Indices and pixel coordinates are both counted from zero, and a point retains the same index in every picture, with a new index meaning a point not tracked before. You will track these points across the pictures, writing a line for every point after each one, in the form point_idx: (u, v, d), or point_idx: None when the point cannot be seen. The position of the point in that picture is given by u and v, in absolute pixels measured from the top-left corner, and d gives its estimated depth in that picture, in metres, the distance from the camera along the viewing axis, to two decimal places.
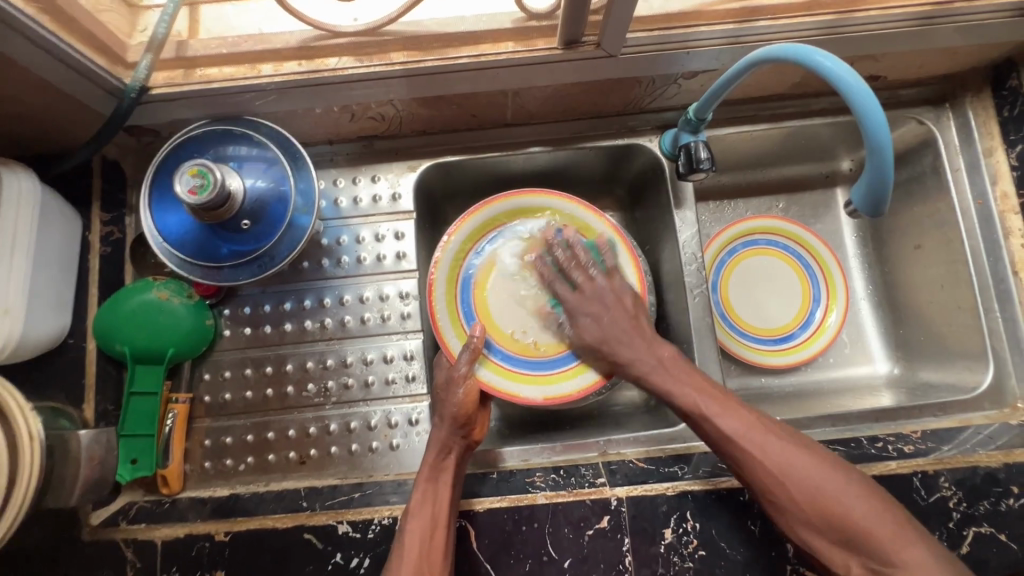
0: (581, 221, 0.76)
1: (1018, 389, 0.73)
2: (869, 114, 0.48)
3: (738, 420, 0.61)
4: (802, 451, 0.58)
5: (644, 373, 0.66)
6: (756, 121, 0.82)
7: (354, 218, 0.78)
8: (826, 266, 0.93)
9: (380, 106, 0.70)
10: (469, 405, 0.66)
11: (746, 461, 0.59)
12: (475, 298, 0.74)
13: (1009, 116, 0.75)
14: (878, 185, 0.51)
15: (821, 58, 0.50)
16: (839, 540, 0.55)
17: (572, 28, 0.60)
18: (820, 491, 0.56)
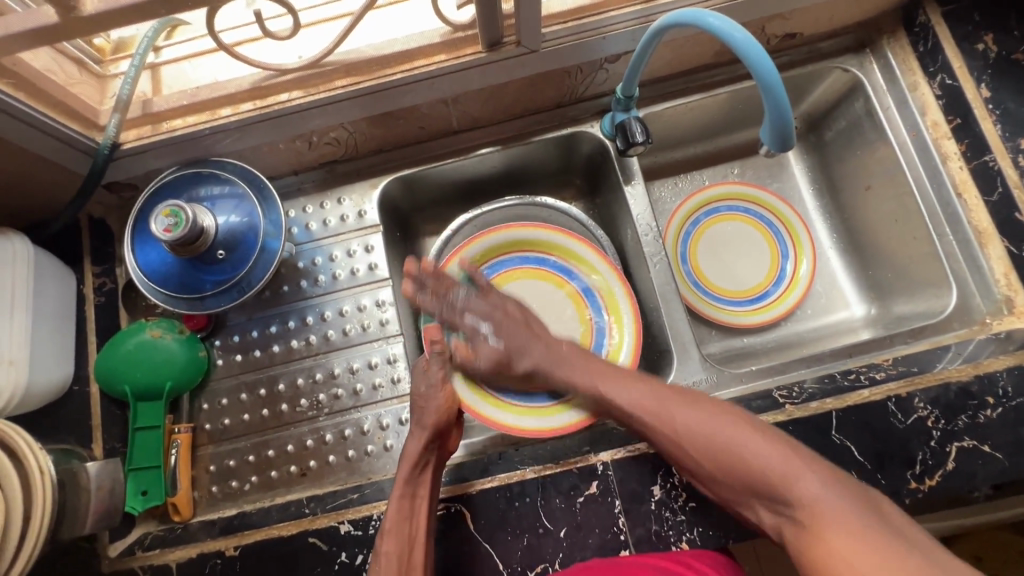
0: (575, 253, 0.82)
1: (985, 305, 0.74)
2: (756, 59, 0.52)
3: (631, 392, 0.66)
4: (706, 413, 0.62)
5: (543, 360, 0.71)
6: (689, 93, 0.86)
7: (325, 239, 0.82)
8: (790, 224, 0.95)
9: (333, 130, 0.76)
10: (448, 410, 0.69)
11: (647, 428, 0.64)
12: None
13: (924, 51, 0.79)
14: (781, 127, 0.55)
15: (712, 20, 0.55)
16: (739, 483, 0.58)
17: (490, 31, 0.65)
18: (710, 429, 0.61)
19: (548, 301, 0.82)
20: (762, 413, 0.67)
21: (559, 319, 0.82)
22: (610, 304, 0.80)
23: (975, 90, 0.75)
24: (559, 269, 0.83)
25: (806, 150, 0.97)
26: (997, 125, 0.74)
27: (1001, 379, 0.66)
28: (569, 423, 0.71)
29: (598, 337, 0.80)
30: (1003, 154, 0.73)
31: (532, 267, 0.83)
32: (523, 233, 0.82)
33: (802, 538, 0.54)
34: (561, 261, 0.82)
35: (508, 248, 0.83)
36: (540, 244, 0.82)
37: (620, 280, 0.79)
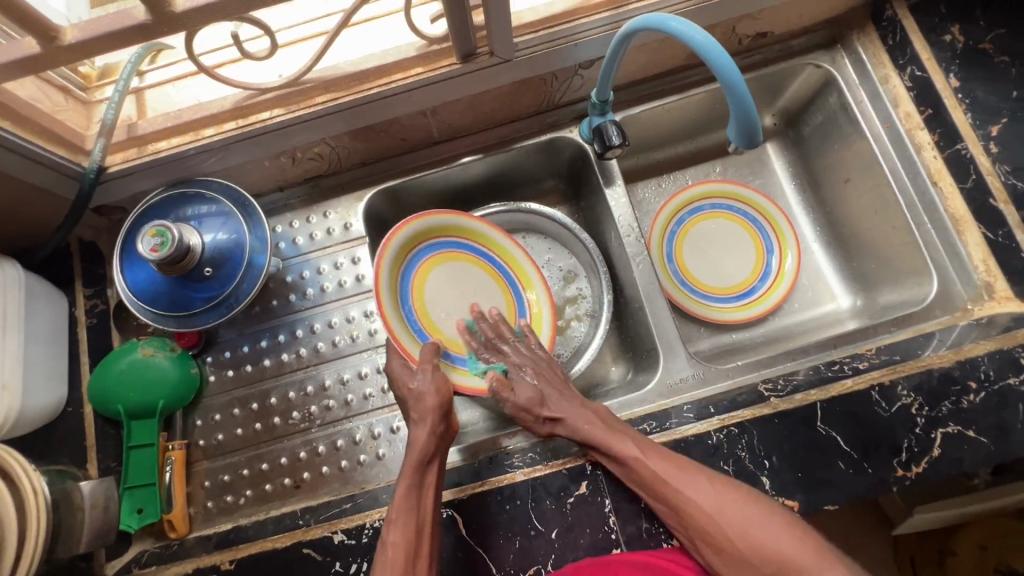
0: (506, 252, 0.85)
1: (966, 292, 0.74)
2: (718, 60, 0.54)
3: (657, 463, 0.62)
4: (726, 492, 0.59)
5: (573, 419, 0.69)
6: (665, 95, 0.88)
7: (312, 252, 0.83)
8: (773, 219, 0.96)
9: (315, 146, 0.77)
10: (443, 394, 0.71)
11: (672, 503, 0.60)
12: (416, 303, 0.80)
13: (892, 44, 0.80)
14: (747, 123, 0.56)
15: (674, 24, 0.56)
16: (768, 572, 0.56)
17: (463, 43, 0.67)
18: (748, 525, 0.57)
19: (472, 286, 0.84)
20: (747, 407, 0.68)
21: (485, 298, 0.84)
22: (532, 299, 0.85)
23: (944, 81, 0.76)
24: (490, 259, 0.85)
25: (785, 146, 0.98)
26: (967, 113, 0.74)
27: (983, 364, 0.66)
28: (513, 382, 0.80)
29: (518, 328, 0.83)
30: (975, 142, 0.74)
31: (447, 253, 0.83)
32: (435, 220, 0.81)
33: None
34: (501, 261, 0.85)
35: (442, 231, 0.82)
36: (470, 231, 0.83)
37: (542, 281, 0.85)
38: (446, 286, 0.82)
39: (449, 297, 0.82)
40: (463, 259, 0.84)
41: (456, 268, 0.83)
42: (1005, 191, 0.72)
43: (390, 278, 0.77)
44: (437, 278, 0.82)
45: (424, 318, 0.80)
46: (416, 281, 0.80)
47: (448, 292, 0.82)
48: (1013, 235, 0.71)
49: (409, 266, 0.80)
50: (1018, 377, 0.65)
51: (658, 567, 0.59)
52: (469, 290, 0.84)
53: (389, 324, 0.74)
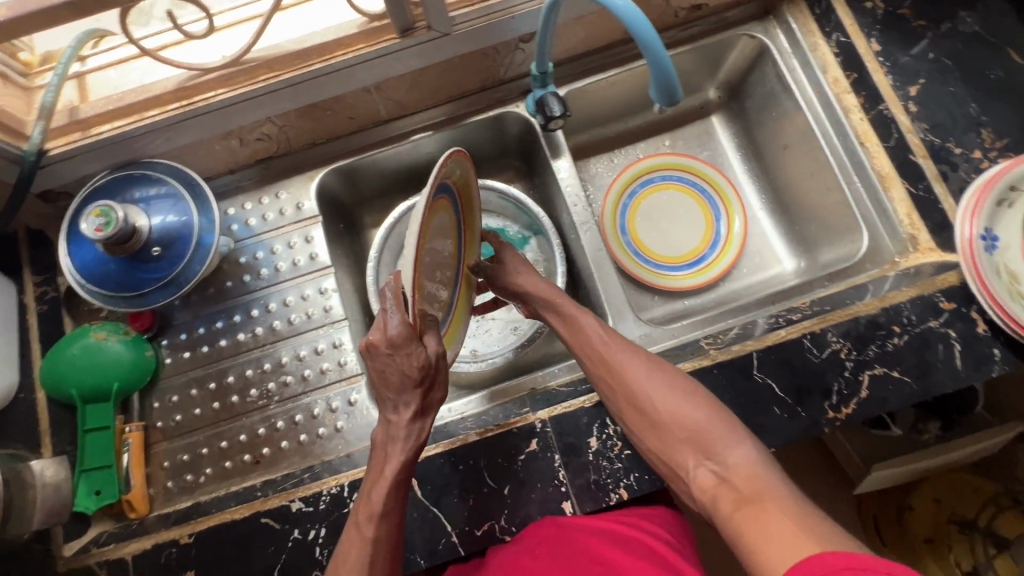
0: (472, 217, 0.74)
1: (894, 246, 0.78)
2: (635, 24, 0.55)
3: (607, 340, 0.70)
4: (660, 371, 0.66)
5: (537, 294, 0.77)
6: (607, 69, 0.90)
7: (266, 233, 0.84)
8: (721, 188, 0.99)
9: (262, 125, 0.78)
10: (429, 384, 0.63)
11: (614, 372, 0.67)
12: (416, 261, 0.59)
13: (819, 13, 0.84)
14: (667, 85, 0.57)
15: None
16: (683, 439, 0.61)
17: (399, 17, 0.68)
18: (675, 395, 0.63)
19: (444, 249, 0.67)
20: (687, 361, 0.71)
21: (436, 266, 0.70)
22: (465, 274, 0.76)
23: (867, 45, 0.80)
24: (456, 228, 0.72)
25: (730, 118, 1.02)
26: (888, 76, 0.78)
27: (906, 309, 0.70)
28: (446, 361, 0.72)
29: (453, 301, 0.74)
30: (896, 102, 0.77)
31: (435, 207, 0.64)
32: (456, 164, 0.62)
33: (741, 512, 0.52)
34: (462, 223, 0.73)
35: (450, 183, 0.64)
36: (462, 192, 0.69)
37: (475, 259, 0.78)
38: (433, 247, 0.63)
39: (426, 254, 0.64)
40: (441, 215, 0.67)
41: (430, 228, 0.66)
42: (923, 147, 0.76)
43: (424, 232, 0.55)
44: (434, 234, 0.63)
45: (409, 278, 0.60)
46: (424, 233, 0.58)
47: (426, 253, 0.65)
48: (931, 188, 0.75)
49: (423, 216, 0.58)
50: (936, 320, 0.69)
51: (654, 554, 0.61)
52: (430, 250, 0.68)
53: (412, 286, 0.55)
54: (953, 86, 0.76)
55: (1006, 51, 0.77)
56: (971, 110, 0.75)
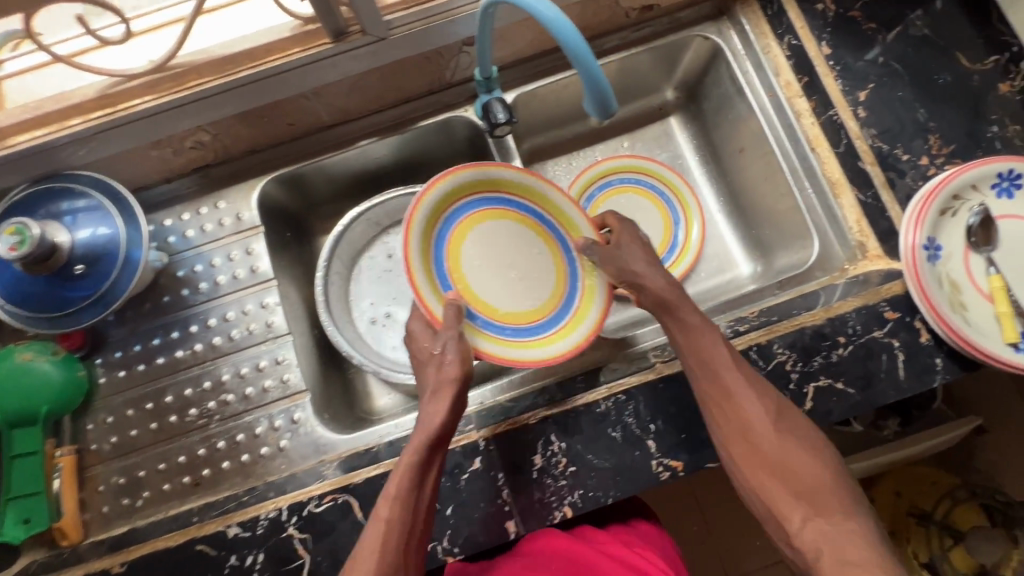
0: (534, 191, 0.79)
1: (844, 253, 0.77)
2: (564, 33, 0.52)
3: (721, 364, 0.64)
4: (774, 405, 0.62)
5: (636, 282, 0.71)
6: (558, 71, 0.88)
7: (205, 245, 0.81)
8: (678, 190, 0.98)
9: (194, 134, 0.75)
10: (465, 364, 0.67)
11: (733, 402, 0.62)
12: (450, 263, 0.74)
13: (771, 14, 0.82)
14: (600, 95, 0.56)
15: None
16: (795, 492, 0.59)
17: (330, 20, 0.65)
18: (799, 441, 0.61)
19: (520, 249, 0.78)
20: (632, 374, 0.70)
21: (512, 259, 0.77)
22: (553, 259, 0.79)
23: (817, 49, 0.78)
24: (515, 207, 0.79)
25: (688, 119, 1.00)
26: (838, 80, 0.77)
27: (851, 319, 0.70)
28: (557, 354, 0.74)
29: (570, 281, 0.78)
30: (845, 107, 0.76)
31: (492, 210, 0.78)
32: (485, 173, 0.76)
33: (835, 564, 0.54)
34: (531, 207, 0.79)
35: (475, 187, 0.76)
36: (513, 185, 0.78)
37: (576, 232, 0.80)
38: (482, 249, 0.76)
39: (483, 260, 0.77)
40: (496, 215, 0.78)
41: (484, 231, 0.77)
42: (871, 153, 0.75)
43: (420, 241, 0.72)
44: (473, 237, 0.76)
45: (456, 276, 0.74)
46: (450, 238, 0.75)
47: (484, 259, 0.77)
48: (879, 195, 0.74)
49: (439, 229, 0.74)
50: (881, 329, 0.69)
51: None
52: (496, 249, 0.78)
53: (411, 276, 0.69)
54: (901, 91, 0.75)
55: (954, 54, 0.76)
56: (920, 116, 0.74)
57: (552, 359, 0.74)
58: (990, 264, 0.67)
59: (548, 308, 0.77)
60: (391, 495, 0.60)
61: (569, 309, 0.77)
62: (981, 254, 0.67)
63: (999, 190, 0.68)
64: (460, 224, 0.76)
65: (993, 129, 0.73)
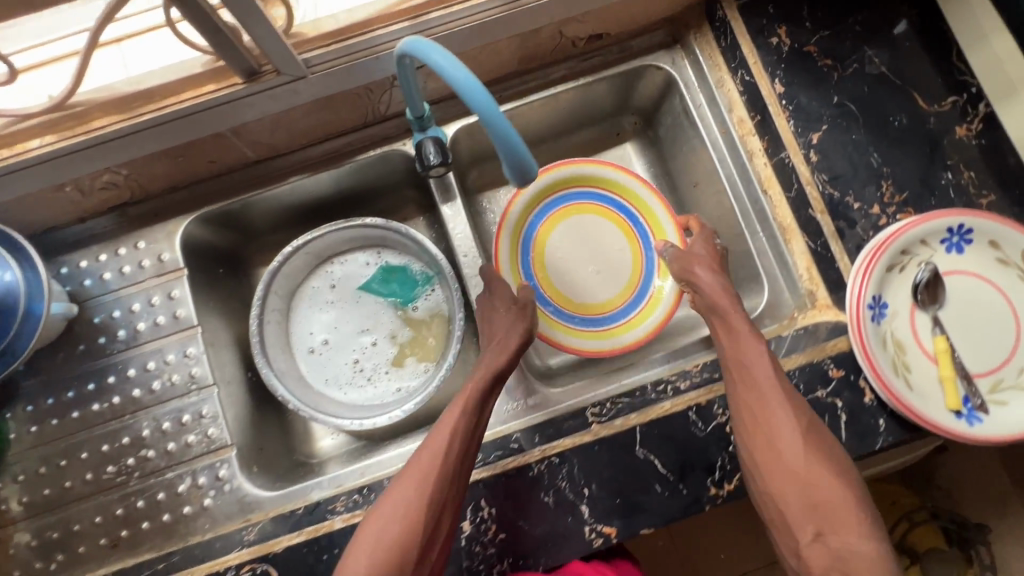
0: (622, 188, 0.90)
1: (793, 301, 0.75)
2: (478, 99, 0.47)
3: (762, 374, 0.62)
4: (805, 419, 0.60)
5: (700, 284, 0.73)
6: (502, 102, 0.82)
7: (123, 289, 0.76)
8: (645, 213, 0.90)
9: (102, 176, 0.69)
10: (518, 349, 0.70)
11: (763, 409, 0.61)
12: (535, 260, 0.90)
13: (725, 46, 0.77)
14: (522, 165, 0.51)
15: (435, 57, 0.48)
16: (808, 506, 0.56)
17: (237, 61, 0.59)
18: (825, 458, 0.57)
19: (595, 247, 0.91)
20: (569, 435, 0.67)
21: (609, 256, 0.91)
22: (633, 255, 0.90)
23: (770, 86, 0.74)
24: (613, 207, 0.91)
25: (646, 146, 0.96)
26: (790, 120, 0.73)
27: (794, 377, 0.67)
28: (628, 342, 0.84)
29: (645, 277, 0.89)
30: (797, 151, 0.72)
31: (578, 207, 0.92)
32: (576, 171, 0.89)
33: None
34: (628, 203, 0.90)
35: (572, 183, 0.90)
36: (603, 181, 0.90)
37: (675, 230, 0.87)
38: (566, 248, 0.91)
39: (567, 256, 0.91)
40: (602, 211, 0.91)
41: (586, 224, 0.91)
42: (821, 201, 0.71)
43: (511, 239, 0.88)
44: (553, 237, 0.91)
45: (539, 270, 0.90)
46: (536, 239, 0.90)
47: (569, 255, 0.91)
48: (829, 245, 0.71)
49: (530, 229, 0.90)
50: (824, 388, 0.66)
51: None
52: (591, 244, 0.91)
53: (497, 258, 0.85)
54: (856, 133, 0.72)
55: (911, 94, 0.72)
56: (873, 161, 0.71)
57: (631, 342, 0.84)
58: (936, 323, 0.64)
59: (620, 301, 0.89)
60: (397, 490, 0.59)
61: (638, 305, 0.88)
62: (928, 312, 0.65)
63: (948, 244, 0.66)
64: (544, 228, 0.91)
65: (947, 176, 0.70)
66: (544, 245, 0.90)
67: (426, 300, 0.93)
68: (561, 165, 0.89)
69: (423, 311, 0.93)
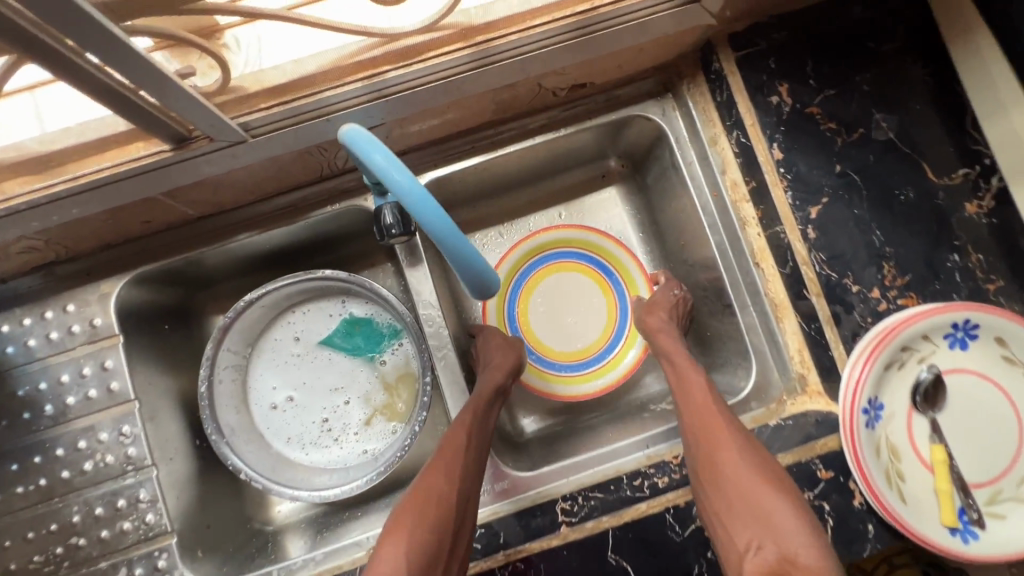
0: (596, 243, 0.87)
1: (782, 382, 0.69)
2: (427, 214, 0.42)
3: (700, 402, 0.64)
4: (744, 440, 0.60)
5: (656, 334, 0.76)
6: (473, 154, 0.75)
7: (50, 358, 0.69)
8: (618, 263, 0.87)
9: (16, 242, 0.61)
10: (510, 374, 0.74)
11: (703, 427, 0.62)
12: (519, 314, 0.87)
13: (722, 100, 0.70)
14: (481, 283, 0.46)
15: (378, 158, 0.42)
16: (748, 517, 0.55)
17: (159, 127, 0.53)
18: (761, 472, 0.57)
19: (582, 296, 0.88)
20: (536, 539, 0.63)
21: (588, 305, 0.88)
22: (609, 302, 0.88)
23: (767, 151, 0.67)
24: (589, 260, 0.88)
25: (633, 191, 0.89)
26: (787, 192, 0.67)
27: None
28: (606, 383, 0.85)
29: (620, 322, 0.87)
30: (793, 226, 0.66)
31: (557, 262, 0.88)
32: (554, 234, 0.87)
33: None
34: (601, 258, 0.88)
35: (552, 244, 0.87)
36: (575, 242, 0.87)
37: (643, 278, 0.87)
38: (548, 300, 0.88)
39: (549, 308, 0.88)
40: (579, 265, 0.88)
41: (565, 277, 0.88)
42: (817, 282, 0.66)
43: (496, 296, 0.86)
44: (535, 289, 0.88)
45: (523, 324, 0.87)
46: (521, 293, 0.87)
47: (551, 306, 0.88)
48: (823, 330, 0.65)
49: (514, 284, 0.87)
50: (811, 491, 0.62)
51: None
52: (571, 294, 0.88)
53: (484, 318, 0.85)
54: (858, 208, 0.66)
55: (920, 164, 0.66)
56: (874, 239, 0.65)
57: (605, 387, 0.85)
58: (934, 429, 0.59)
59: (598, 346, 0.87)
60: (419, 497, 0.60)
61: (615, 348, 0.87)
62: (926, 415, 0.60)
63: (952, 340, 0.60)
64: (527, 283, 0.87)
65: (953, 257, 0.65)
66: (527, 299, 0.88)
67: (394, 356, 0.87)
68: (543, 231, 0.87)
69: (392, 367, 0.87)
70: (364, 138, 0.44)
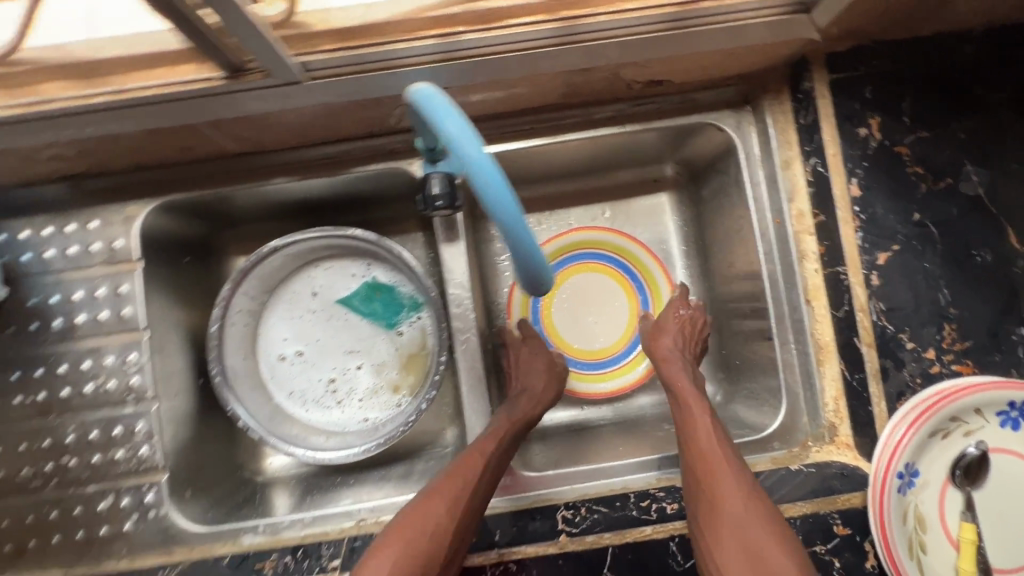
0: (626, 247, 0.85)
1: (809, 427, 0.66)
2: (498, 195, 0.38)
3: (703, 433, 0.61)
4: (744, 478, 0.57)
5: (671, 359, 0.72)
6: (532, 136, 0.71)
7: (65, 272, 0.67)
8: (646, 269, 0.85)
9: (47, 148, 0.58)
10: (546, 399, 0.72)
11: (699, 459, 0.60)
12: (543, 307, 0.84)
13: (804, 124, 0.65)
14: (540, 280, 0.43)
15: (450, 125, 0.38)
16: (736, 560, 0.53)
17: (218, 53, 0.50)
18: (755, 517, 0.54)
19: (606, 298, 0.85)
20: (531, 542, 0.61)
21: (613, 307, 0.85)
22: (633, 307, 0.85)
23: (844, 186, 0.64)
24: (619, 263, 0.85)
25: (684, 202, 0.84)
26: (858, 231, 0.63)
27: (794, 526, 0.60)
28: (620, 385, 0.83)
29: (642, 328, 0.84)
30: (857, 269, 0.63)
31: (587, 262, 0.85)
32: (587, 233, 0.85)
33: None
34: (630, 262, 0.85)
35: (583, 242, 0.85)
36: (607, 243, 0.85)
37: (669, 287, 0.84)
38: (574, 298, 0.85)
39: (573, 306, 0.85)
40: (608, 266, 0.85)
41: (592, 277, 0.85)
42: (871, 333, 0.62)
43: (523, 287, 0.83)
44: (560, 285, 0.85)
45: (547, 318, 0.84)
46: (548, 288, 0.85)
47: (575, 304, 0.85)
48: (866, 382, 0.62)
49: None
50: (824, 544, 0.59)
51: None
52: (595, 294, 0.85)
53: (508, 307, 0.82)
54: (929, 262, 0.62)
55: (1004, 227, 0.62)
56: (939, 297, 0.61)
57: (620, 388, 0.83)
58: (967, 507, 0.56)
59: (616, 349, 0.84)
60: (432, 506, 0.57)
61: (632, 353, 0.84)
62: (961, 490, 0.57)
63: (1004, 419, 0.57)
64: (554, 279, 0.85)
65: (1020, 331, 0.61)
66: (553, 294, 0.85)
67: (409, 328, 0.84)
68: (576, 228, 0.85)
69: (405, 338, 0.84)
70: (439, 103, 0.40)
